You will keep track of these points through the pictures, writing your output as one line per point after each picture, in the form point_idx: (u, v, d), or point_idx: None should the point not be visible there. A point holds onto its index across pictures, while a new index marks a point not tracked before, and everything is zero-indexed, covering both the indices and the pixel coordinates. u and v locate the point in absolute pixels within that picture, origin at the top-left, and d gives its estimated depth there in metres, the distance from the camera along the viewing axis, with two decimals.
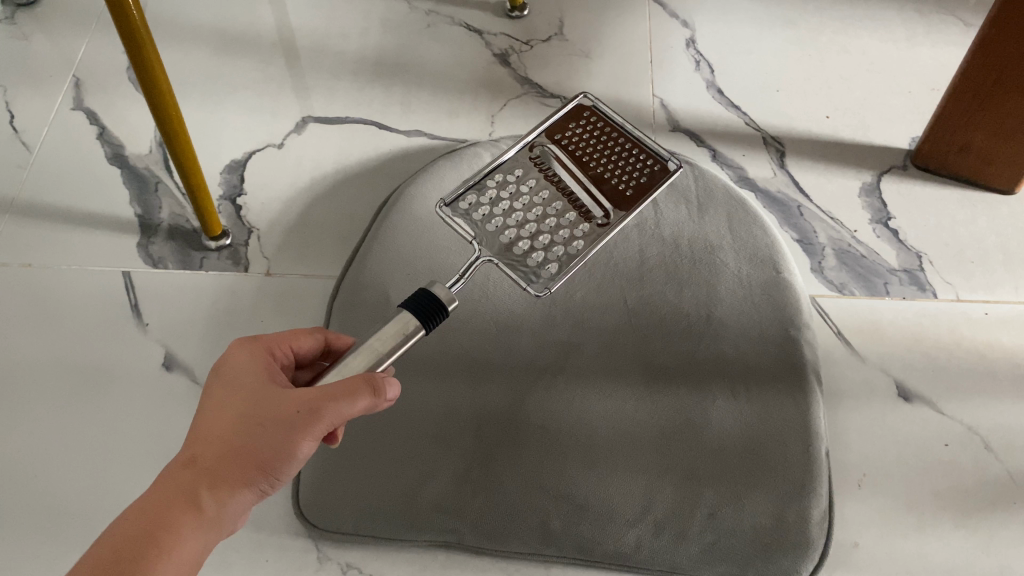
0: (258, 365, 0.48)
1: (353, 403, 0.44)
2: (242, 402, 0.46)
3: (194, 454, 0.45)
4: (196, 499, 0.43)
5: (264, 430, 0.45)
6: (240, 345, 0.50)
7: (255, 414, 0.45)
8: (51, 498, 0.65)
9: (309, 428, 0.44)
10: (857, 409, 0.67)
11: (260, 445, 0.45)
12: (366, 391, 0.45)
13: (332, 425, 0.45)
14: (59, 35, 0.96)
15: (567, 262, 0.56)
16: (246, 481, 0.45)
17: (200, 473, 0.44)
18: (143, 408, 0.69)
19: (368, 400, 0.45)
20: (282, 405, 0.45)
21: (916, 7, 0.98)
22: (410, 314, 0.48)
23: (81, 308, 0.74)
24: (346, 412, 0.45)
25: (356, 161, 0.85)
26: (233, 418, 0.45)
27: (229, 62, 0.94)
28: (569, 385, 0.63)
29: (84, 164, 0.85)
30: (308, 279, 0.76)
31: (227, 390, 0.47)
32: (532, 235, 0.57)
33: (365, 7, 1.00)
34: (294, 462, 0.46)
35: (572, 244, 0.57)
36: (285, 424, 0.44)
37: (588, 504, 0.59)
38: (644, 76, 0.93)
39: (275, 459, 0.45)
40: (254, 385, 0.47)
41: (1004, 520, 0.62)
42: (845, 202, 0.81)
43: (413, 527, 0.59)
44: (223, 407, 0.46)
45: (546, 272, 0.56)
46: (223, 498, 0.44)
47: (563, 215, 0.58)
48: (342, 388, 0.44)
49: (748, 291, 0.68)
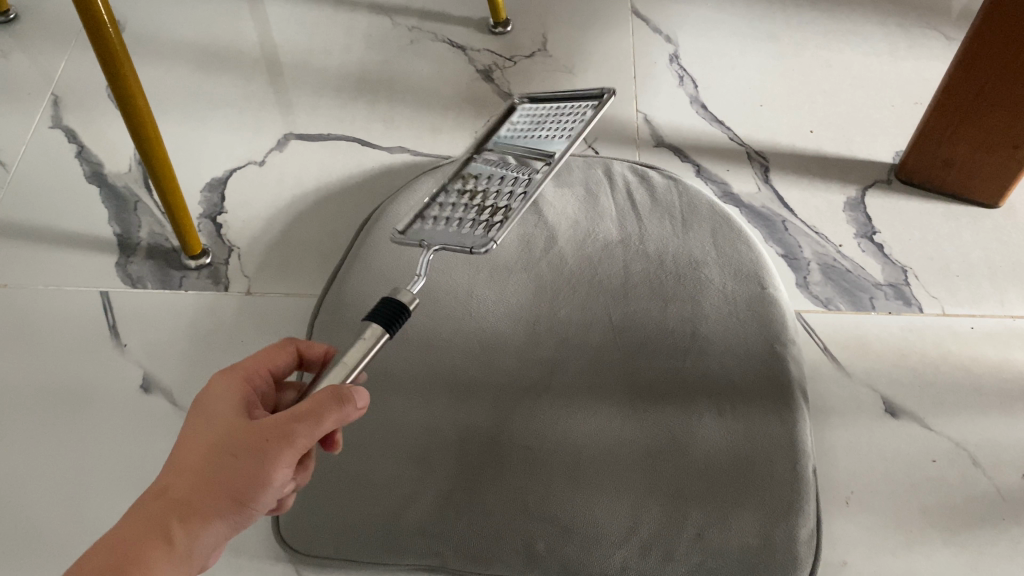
0: (236, 394, 0.47)
1: (320, 421, 0.43)
2: (215, 430, 0.45)
3: (164, 486, 0.44)
4: (166, 533, 0.42)
5: (236, 458, 0.43)
6: (218, 376, 0.49)
7: (226, 441, 0.44)
8: (25, 523, 0.63)
9: (281, 452, 0.43)
10: (844, 426, 0.67)
11: (231, 475, 0.43)
12: (332, 402, 0.43)
13: (305, 445, 0.44)
14: (39, 54, 0.96)
15: (512, 216, 0.55)
16: (218, 513, 0.43)
17: (171, 504, 0.43)
18: (120, 431, 0.68)
19: (337, 414, 0.44)
20: (251, 430, 0.44)
21: (898, 21, 0.99)
22: (375, 325, 0.47)
23: (59, 328, 0.73)
24: (317, 427, 0.43)
25: (339, 177, 0.85)
26: (204, 447, 0.44)
27: (209, 79, 0.94)
28: (552, 403, 0.62)
29: (62, 182, 0.84)
30: (289, 298, 0.75)
31: (203, 420, 0.46)
32: (482, 213, 0.57)
33: (348, 24, 1.00)
34: (268, 491, 0.44)
35: (517, 202, 0.56)
36: (257, 451, 0.43)
37: (574, 525, 0.58)
38: (627, 91, 0.93)
39: (249, 489, 0.43)
40: (228, 413, 0.46)
41: (994, 537, 0.62)
42: (830, 217, 0.81)
43: (395, 550, 0.58)
44: (196, 437, 0.45)
45: (489, 229, 0.55)
46: (193, 531, 0.43)
47: (506, 184, 0.58)
48: (307, 406, 0.43)
49: (733, 306, 0.67)
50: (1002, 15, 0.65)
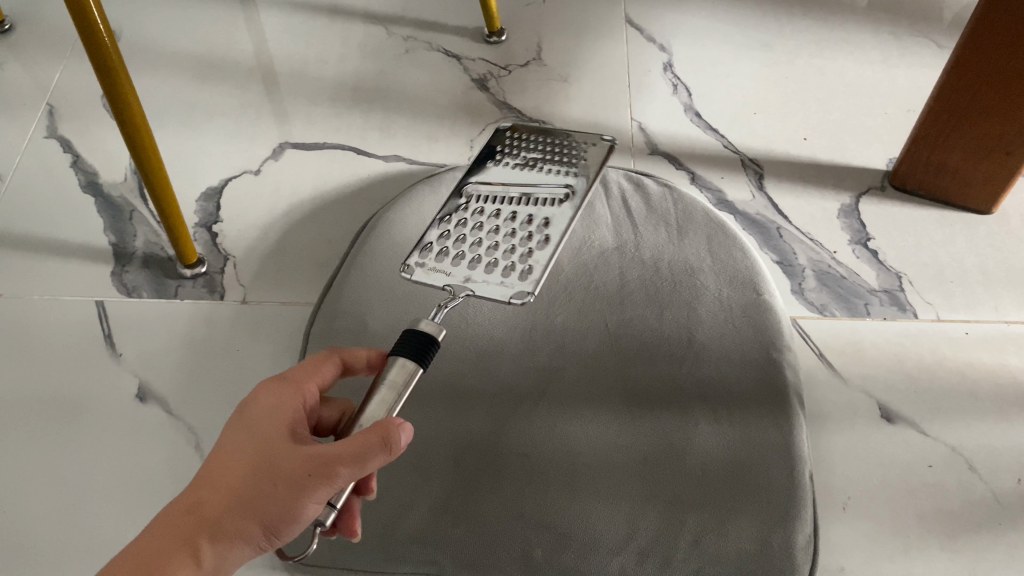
0: (280, 410, 0.46)
1: (365, 463, 0.42)
2: (256, 452, 0.44)
3: (196, 501, 0.43)
4: (195, 552, 0.42)
5: (274, 488, 0.43)
6: (269, 384, 0.47)
7: (266, 467, 0.43)
8: (19, 535, 0.63)
9: (320, 490, 0.43)
10: (840, 431, 0.67)
11: (266, 504, 0.43)
12: (377, 446, 0.42)
13: (344, 485, 0.43)
14: (35, 64, 0.96)
15: (430, 241, 0.59)
16: (246, 537, 0.43)
17: (201, 524, 0.42)
18: (116, 441, 0.67)
19: (384, 457, 0.42)
20: (293, 461, 0.43)
21: (890, 30, 0.99)
22: (405, 360, 0.46)
23: (54, 338, 0.73)
24: (360, 469, 0.42)
25: (335, 186, 0.85)
26: (243, 469, 0.43)
27: (205, 89, 0.94)
28: (553, 411, 0.62)
29: (57, 193, 0.84)
30: (285, 307, 0.75)
31: (242, 436, 0.44)
32: (455, 246, 0.58)
33: (343, 33, 1.00)
34: (299, 522, 0.44)
35: (440, 231, 0.59)
36: (297, 485, 0.42)
37: (573, 533, 0.57)
38: (622, 100, 0.93)
39: (283, 520, 0.43)
40: (269, 434, 0.44)
41: (991, 542, 0.61)
42: (824, 224, 0.81)
43: (391, 558, 0.58)
44: (236, 455, 0.44)
45: (429, 257, 0.58)
46: (221, 552, 0.43)
47: (487, 217, 0.60)
48: (348, 449, 0.42)
49: (729, 313, 0.67)
50: (995, 23, 0.65)
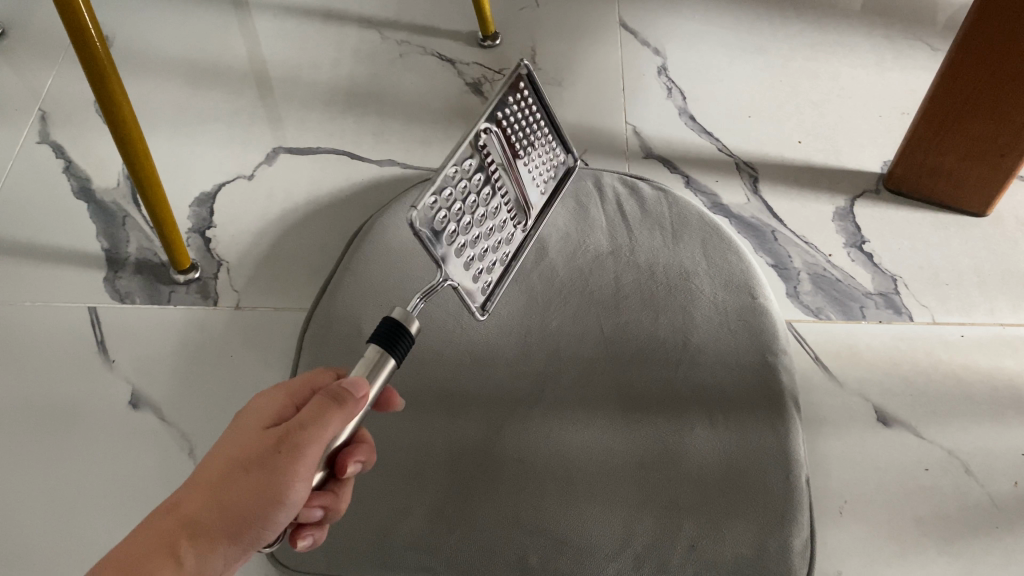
0: (262, 406, 0.46)
1: (324, 425, 0.42)
2: (234, 445, 0.44)
3: (178, 501, 0.43)
4: (175, 552, 0.42)
5: (245, 476, 0.42)
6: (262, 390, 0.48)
7: (239, 457, 0.43)
8: (10, 544, 0.62)
9: (290, 469, 0.42)
10: (836, 436, 0.67)
11: (238, 493, 0.42)
12: (332, 403, 0.42)
13: (312, 460, 0.42)
14: (28, 70, 0.96)
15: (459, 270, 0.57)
16: (224, 534, 0.42)
17: (181, 523, 0.42)
18: (109, 448, 0.67)
19: (341, 414, 0.42)
20: (262, 446, 0.42)
21: (884, 33, 1.00)
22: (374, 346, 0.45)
23: (46, 345, 0.73)
24: (322, 435, 0.42)
25: (328, 191, 0.84)
26: (220, 462, 0.43)
27: (199, 94, 0.94)
28: (548, 417, 0.62)
29: (49, 199, 0.83)
30: (279, 312, 0.75)
31: (225, 436, 0.45)
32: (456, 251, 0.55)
33: (337, 38, 1.00)
34: (276, 514, 0.43)
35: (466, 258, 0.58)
36: (265, 468, 0.42)
37: (569, 539, 0.57)
38: (616, 104, 0.93)
39: (259, 511, 0.42)
40: (247, 429, 0.44)
41: (988, 546, 0.61)
42: (819, 227, 0.81)
43: (387, 565, 0.57)
44: (215, 453, 0.44)
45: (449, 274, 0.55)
46: (202, 552, 0.42)
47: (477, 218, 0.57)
48: (310, 413, 0.42)
49: (724, 317, 0.67)
50: (982, 28, 0.66)
